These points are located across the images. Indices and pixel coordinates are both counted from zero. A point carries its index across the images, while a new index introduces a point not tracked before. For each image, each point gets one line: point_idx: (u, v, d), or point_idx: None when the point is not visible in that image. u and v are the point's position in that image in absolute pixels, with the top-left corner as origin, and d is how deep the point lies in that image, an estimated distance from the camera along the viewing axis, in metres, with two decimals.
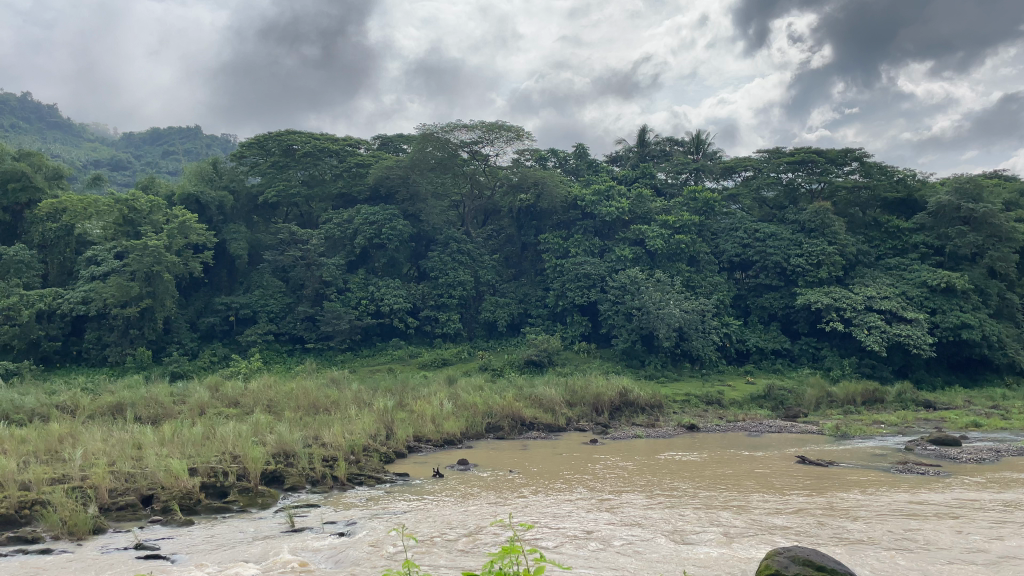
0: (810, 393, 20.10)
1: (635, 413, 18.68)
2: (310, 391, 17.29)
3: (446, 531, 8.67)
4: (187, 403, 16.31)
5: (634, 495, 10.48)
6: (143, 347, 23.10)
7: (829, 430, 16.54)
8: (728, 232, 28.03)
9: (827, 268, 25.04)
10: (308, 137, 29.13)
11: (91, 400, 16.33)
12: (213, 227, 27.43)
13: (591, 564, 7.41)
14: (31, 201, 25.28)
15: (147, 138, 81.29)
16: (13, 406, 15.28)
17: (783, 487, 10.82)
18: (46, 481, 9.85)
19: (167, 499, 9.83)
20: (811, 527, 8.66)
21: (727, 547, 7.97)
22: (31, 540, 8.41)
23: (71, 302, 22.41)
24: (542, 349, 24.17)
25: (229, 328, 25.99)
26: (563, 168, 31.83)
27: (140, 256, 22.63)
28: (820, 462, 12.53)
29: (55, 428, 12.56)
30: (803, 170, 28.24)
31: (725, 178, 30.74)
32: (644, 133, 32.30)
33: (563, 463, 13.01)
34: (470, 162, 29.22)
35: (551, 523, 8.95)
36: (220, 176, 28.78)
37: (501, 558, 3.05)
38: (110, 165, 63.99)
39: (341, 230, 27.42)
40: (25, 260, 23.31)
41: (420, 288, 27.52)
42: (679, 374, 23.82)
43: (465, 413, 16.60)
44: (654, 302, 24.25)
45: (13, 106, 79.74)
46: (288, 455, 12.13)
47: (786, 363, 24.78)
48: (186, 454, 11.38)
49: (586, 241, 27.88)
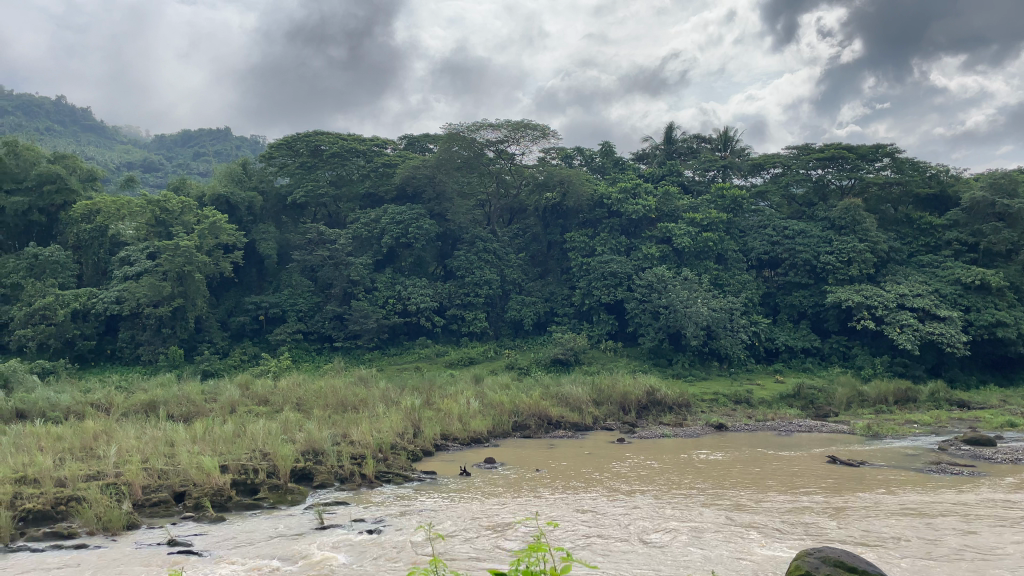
0: (841, 392, 19.84)
1: (663, 412, 18.57)
2: (338, 390, 17.40)
3: (475, 529, 8.69)
4: (219, 401, 16.52)
5: (658, 494, 10.42)
6: (175, 345, 23.44)
7: (860, 429, 16.30)
8: (756, 230, 27.74)
9: (857, 265, 24.68)
10: (336, 137, 29.42)
11: (124, 397, 16.60)
12: (243, 227, 27.77)
13: (619, 563, 7.36)
14: (66, 203, 25.77)
15: (179, 140, 82.63)
16: (50, 403, 15.61)
17: (810, 487, 10.71)
18: (81, 477, 10.06)
19: (199, 495, 9.97)
20: (841, 527, 8.55)
21: (756, 546, 7.91)
22: (67, 536, 8.59)
23: (106, 302, 22.87)
24: (568, 348, 24.12)
25: (259, 327, 26.33)
26: (589, 166, 31.64)
27: (172, 256, 22.92)
28: (852, 462, 12.37)
29: (90, 425, 12.81)
30: (833, 167, 28.00)
31: (753, 175, 30.51)
32: (671, 130, 32.04)
33: (589, 462, 12.96)
34: (496, 161, 29.36)
35: (577, 522, 8.94)
36: (250, 176, 29.18)
37: (530, 556, 3.04)
38: (142, 166, 65.19)
39: (368, 230, 27.56)
40: (61, 261, 23.78)
41: (446, 287, 27.55)
42: (707, 373, 23.64)
43: (491, 412, 16.60)
44: (681, 300, 24.07)
45: (48, 109, 81.33)
46: (317, 452, 12.25)
47: (817, 362, 24.47)
48: (218, 451, 11.54)
49: (613, 239, 27.73)
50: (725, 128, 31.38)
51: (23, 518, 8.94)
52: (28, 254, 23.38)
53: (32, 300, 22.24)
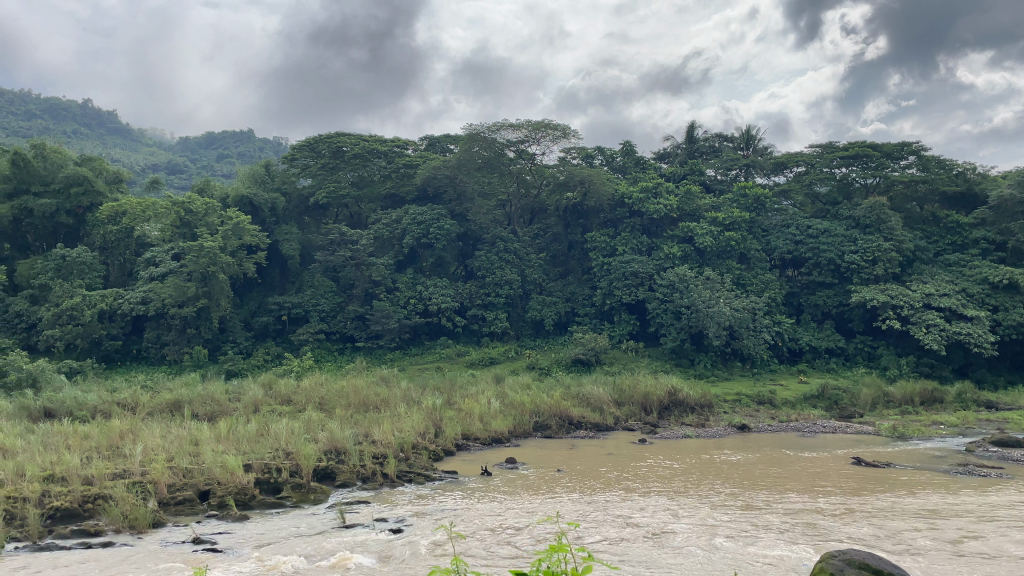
0: (866, 393, 19.62)
1: (685, 413, 18.47)
2: (359, 390, 17.48)
3: (496, 529, 8.69)
4: (243, 400, 16.66)
5: (679, 495, 10.38)
6: (200, 345, 23.66)
7: (886, 430, 16.13)
8: (779, 229, 27.50)
9: (883, 264, 24.39)
10: (358, 138, 29.56)
11: (150, 397, 16.79)
12: (266, 228, 28.00)
13: (641, 564, 7.33)
14: (92, 205, 26.08)
15: (203, 142, 83.38)
16: (78, 403, 15.83)
17: (833, 488, 10.63)
18: (107, 476, 10.18)
19: (223, 494, 10.06)
20: (863, 529, 8.48)
21: (779, 547, 7.85)
22: (94, 534, 8.70)
23: (131, 303, 23.18)
24: (589, 348, 24.07)
25: (282, 327, 26.55)
26: (610, 166, 31.53)
27: (197, 257, 23.15)
28: (877, 463, 12.27)
29: (116, 424, 12.98)
30: (857, 165, 27.69)
31: (776, 174, 30.26)
32: (693, 129, 31.84)
33: (610, 463, 12.93)
34: (517, 161, 29.34)
35: (599, 522, 8.91)
36: (273, 178, 29.45)
37: (550, 557, 3.03)
38: (167, 168, 65.89)
39: (390, 230, 27.64)
40: (87, 262, 24.11)
41: (467, 287, 27.59)
42: (730, 373, 23.49)
43: (513, 411, 16.61)
44: (703, 300, 23.90)
45: (75, 112, 82.49)
46: (340, 452, 12.32)
47: (841, 362, 24.22)
48: (242, 450, 11.65)
49: (634, 239, 27.62)
50: (748, 127, 31.15)
51: (51, 516, 9.06)
52: (55, 256, 23.73)
53: (59, 301, 22.57)
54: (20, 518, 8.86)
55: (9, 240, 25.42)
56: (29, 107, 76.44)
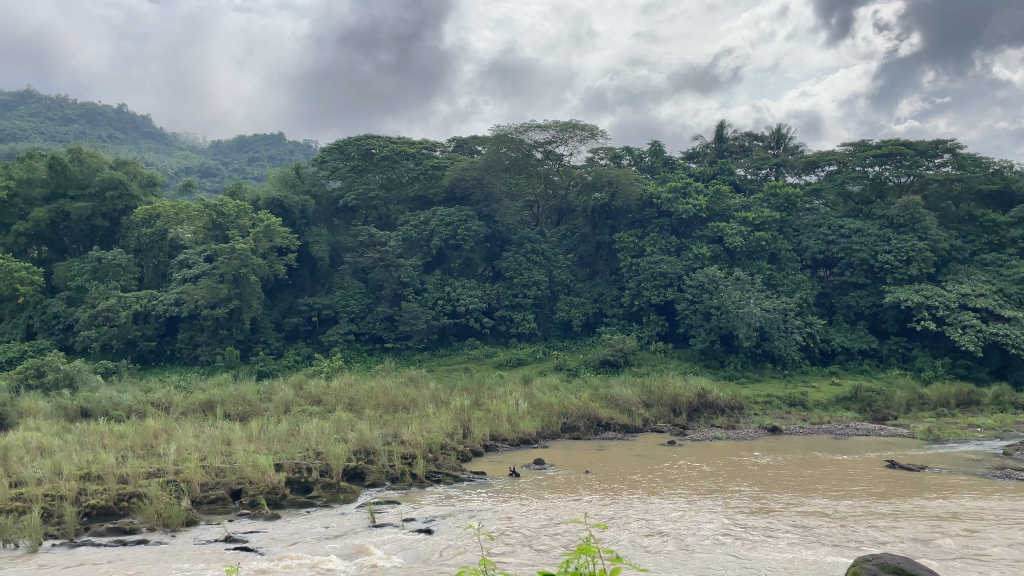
0: (900, 395, 19.32)
1: (715, 415, 18.29)
2: (389, 390, 17.61)
3: (524, 530, 8.68)
4: (274, 401, 16.84)
5: (708, 497, 10.30)
6: (232, 346, 23.98)
7: (921, 432, 15.85)
8: (810, 229, 27.15)
9: (917, 264, 23.99)
10: (386, 141, 29.76)
11: (184, 397, 17.04)
12: (297, 230, 28.33)
13: (672, 567, 7.27)
14: (127, 208, 26.53)
15: (235, 145, 84.58)
16: (114, 402, 16.11)
17: (861, 492, 10.48)
18: (142, 474, 10.36)
19: (255, 493, 10.18)
20: (894, 532, 8.37)
21: (814, 551, 7.73)
22: (129, 532, 8.85)
23: (165, 304, 23.59)
24: (617, 349, 23.98)
25: (313, 328, 26.83)
26: (638, 166, 31.39)
27: (228, 259, 23.43)
28: (911, 467, 12.04)
29: (151, 423, 13.18)
30: (890, 163, 27.29)
31: (808, 173, 29.91)
32: (722, 128, 31.56)
33: (638, 464, 12.86)
34: (545, 162, 29.35)
35: (628, 524, 8.87)
36: (303, 181, 29.80)
37: (579, 558, 3.05)
38: (200, 172, 66.92)
39: (418, 231, 27.78)
40: (123, 264, 24.56)
41: (495, 288, 27.64)
42: (760, 375, 23.28)
43: (541, 413, 16.63)
44: (733, 301, 23.70)
45: (111, 116, 84.21)
46: (369, 452, 12.41)
47: (874, 363, 23.87)
48: (274, 449, 11.78)
49: (663, 239, 27.46)
50: (779, 126, 30.82)
51: (87, 513, 9.23)
52: (92, 258, 24.27)
53: (96, 302, 23.02)
54: (58, 516, 9.05)
55: (47, 243, 25.96)
56: (66, 112, 78.09)
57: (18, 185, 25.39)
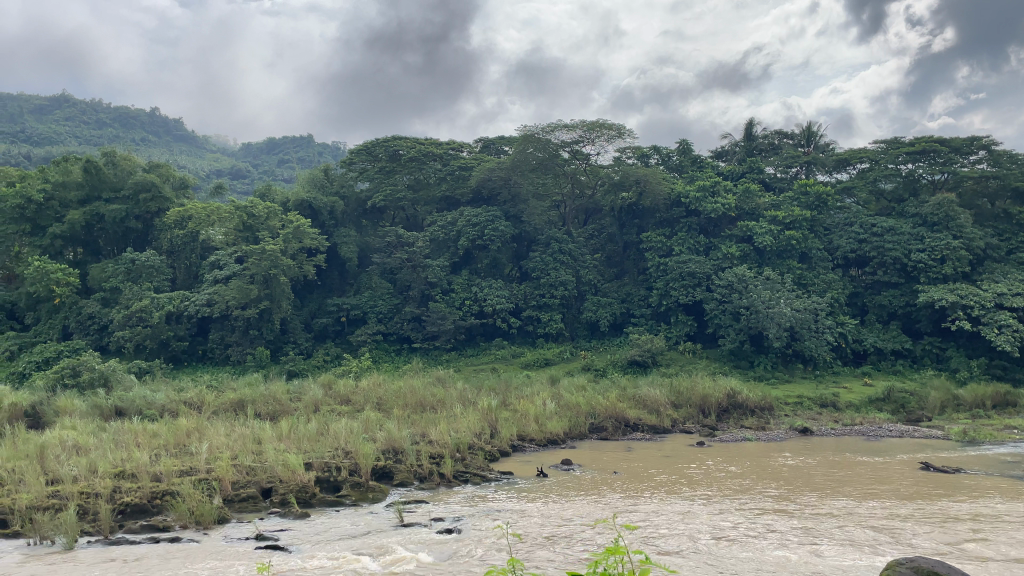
0: (934, 396, 18.99)
1: (744, 415, 18.12)
2: (416, 390, 17.69)
3: (552, 531, 8.66)
4: (304, 400, 17.00)
5: (737, 498, 10.23)
6: (262, 346, 24.26)
7: (956, 434, 15.58)
8: (842, 228, 26.77)
9: (952, 263, 23.61)
10: (414, 142, 29.89)
11: (215, 396, 17.26)
12: (326, 231, 28.63)
13: (702, 568, 7.21)
14: (160, 210, 26.93)
15: (265, 147, 85.53)
16: (147, 402, 16.37)
17: (893, 494, 10.32)
18: (175, 473, 10.51)
19: (285, 491, 10.28)
20: (928, 534, 8.23)
21: (849, 554, 7.61)
22: (162, 529, 8.98)
23: (197, 305, 23.93)
24: (645, 349, 23.87)
25: (341, 328, 27.06)
26: (666, 165, 31.19)
27: (259, 260, 23.69)
28: (946, 469, 11.79)
29: (183, 423, 13.35)
30: (924, 161, 26.86)
31: (839, 171, 29.52)
32: (751, 126, 31.27)
33: (666, 465, 12.80)
34: (572, 162, 29.28)
35: (657, 525, 8.81)
36: (332, 183, 30.16)
37: (607, 560, 3.10)
38: (231, 173, 67.79)
39: (445, 232, 27.88)
40: (156, 265, 24.96)
41: (522, 288, 27.63)
42: (790, 375, 23.03)
43: (568, 413, 16.61)
44: (763, 301, 23.45)
45: (143, 119, 85.63)
46: (397, 451, 12.49)
47: (908, 364, 23.51)
48: (303, 449, 11.89)
49: (691, 239, 27.27)
50: (809, 123, 30.36)
51: (121, 511, 9.39)
52: (126, 260, 24.66)
53: (130, 303, 23.43)
54: (93, 513, 9.21)
55: (82, 245, 26.45)
56: (101, 116, 79.56)
57: (54, 188, 25.86)
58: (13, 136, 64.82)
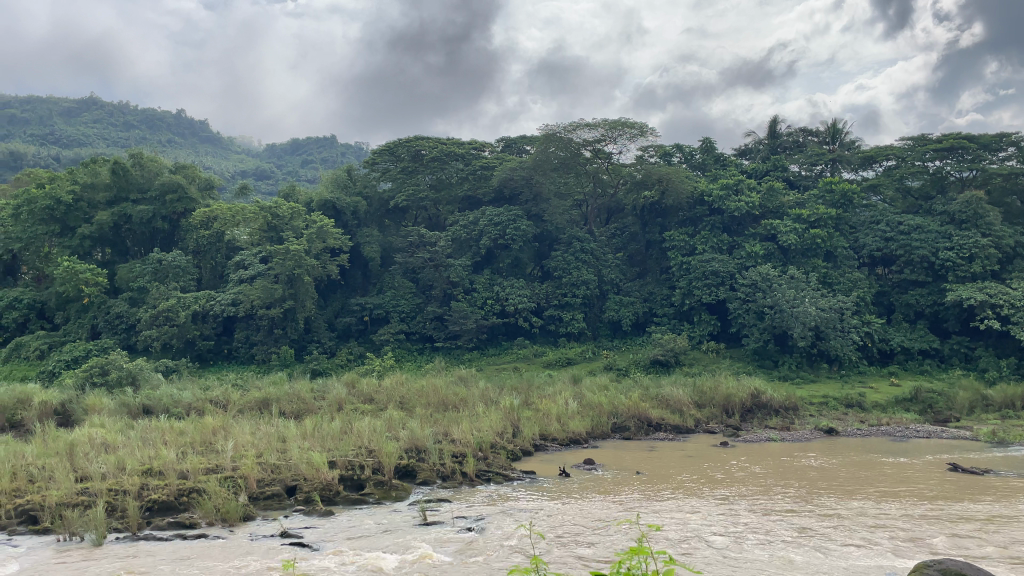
0: (963, 396, 18.71)
1: (769, 416, 17.99)
2: (438, 389, 17.72)
3: (575, 530, 8.66)
4: (327, 399, 17.14)
5: (759, 498, 10.16)
6: (286, 345, 24.47)
7: (985, 434, 15.33)
8: (868, 225, 26.45)
9: (980, 261, 23.28)
10: (436, 142, 30.00)
11: (240, 395, 17.44)
12: (349, 231, 28.86)
13: (726, 569, 7.16)
14: (186, 210, 27.26)
15: (289, 148, 86.15)
16: (174, 400, 16.61)
17: (919, 494, 10.21)
18: (201, 470, 10.65)
19: (309, 489, 10.36)
20: (956, 536, 8.13)
21: (874, 555, 7.53)
22: (189, 526, 9.10)
23: (223, 304, 24.21)
24: (668, 348, 23.76)
25: (364, 327, 27.21)
26: (689, 164, 31.03)
27: (283, 260, 23.92)
28: (974, 471, 11.60)
29: (209, 421, 13.51)
30: (952, 158, 26.56)
31: (865, 169, 29.16)
32: (776, 124, 31.00)
33: (689, 464, 12.75)
34: (594, 160, 29.21)
35: (680, 525, 8.78)
36: (354, 183, 30.36)
37: (631, 559, 3.12)
38: (256, 174, 68.50)
39: (467, 231, 27.94)
40: (182, 265, 25.30)
41: (544, 288, 27.62)
42: (816, 375, 22.82)
43: (591, 412, 16.57)
44: (788, 300, 23.22)
45: (169, 121, 86.73)
46: (419, 450, 12.56)
47: (935, 363, 23.21)
48: (327, 447, 11.99)
49: (714, 238, 27.13)
50: (835, 121, 30.02)
51: (149, 508, 9.53)
52: (153, 260, 25.02)
53: (157, 303, 23.75)
54: (121, 510, 9.36)
55: (110, 245, 26.86)
56: (128, 117, 80.73)
57: (83, 189, 26.26)
58: (43, 139, 65.91)
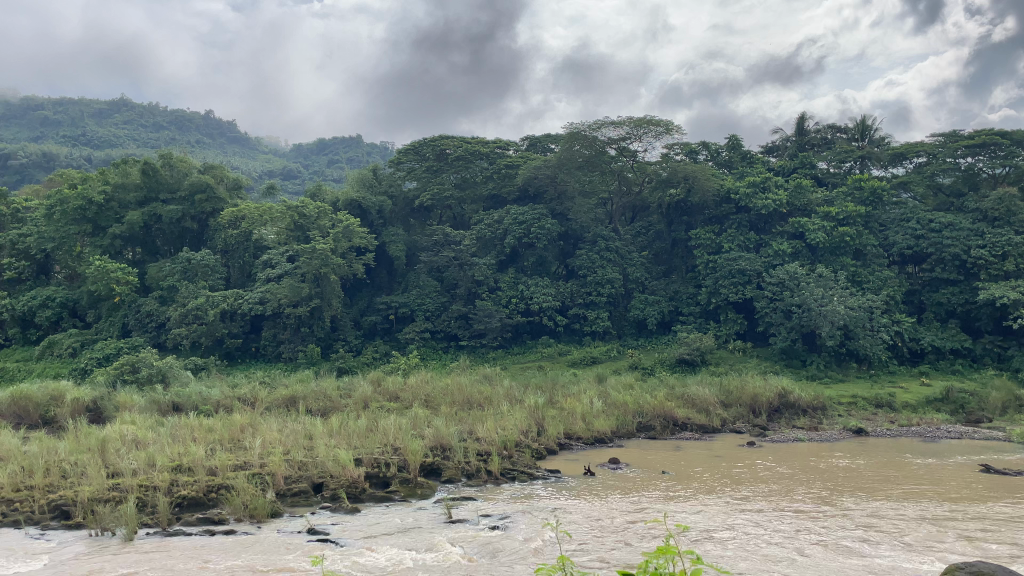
0: (995, 397, 18.36)
1: (796, 415, 17.80)
2: (463, 388, 17.75)
3: (599, 529, 8.65)
4: (353, 396, 17.27)
5: (785, 499, 10.08)
6: (313, 343, 24.70)
7: (1017, 435, 15.04)
8: (898, 223, 26.07)
9: (1014, 259, 22.86)
10: (460, 141, 30.12)
11: (268, 392, 17.63)
12: (375, 230, 29.10)
13: (753, 569, 7.12)
14: (215, 210, 27.62)
15: (316, 148, 86.74)
16: (203, 397, 16.83)
17: (948, 495, 10.08)
18: (229, 467, 10.76)
19: (336, 486, 10.46)
20: (986, 537, 8.01)
21: (903, 556, 7.43)
22: (218, 522, 9.20)
23: (250, 303, 24.47)
24: (694, 347, 23.62)
25: (390, 325, 27.40)
26: (715, 161, 30.77)
27: (310, 259, 24.12)
28: (1005, 471, 11.44)
29: (237, 418, 13.68)
30: (984, 154, 26.11)
31: (895, 165, 28.80)
32: (804, 121, 30.63)
33: (715, 464, 12.67)
34: (619, 159, 29.05)
35: (706, 525, 8.74)
36: (380, 183, 30.53)
37: (657, 559, 3.10)
38: (283, 174, 69.10)
39: (492, 230, 27.95)
40: (210, 264, 25.68)
41: (569, 287, 27.57)
42: (844, 374, 22.53)
43: (616, 411, 16.51)
44: (816, 298, 22.96)
45: (198, 122, 87.74)
46: (445, 448, 12.59)
47: (967, 363, 22.86)
48: (353, 445, 12.08)
49: (741, 235, 27.02)
50: (864, 117, 29.67)
51: (179, 504, 9.67)
52: (182, 259, 25.50)
53: (186, 302, 24.08)
54: (152, 505, 9.50)
55: (141, 245, 27.30)
56: (158, 119, 81.88)
57: (114, 189, 26.64)
58: (75, 141, 67.01)
